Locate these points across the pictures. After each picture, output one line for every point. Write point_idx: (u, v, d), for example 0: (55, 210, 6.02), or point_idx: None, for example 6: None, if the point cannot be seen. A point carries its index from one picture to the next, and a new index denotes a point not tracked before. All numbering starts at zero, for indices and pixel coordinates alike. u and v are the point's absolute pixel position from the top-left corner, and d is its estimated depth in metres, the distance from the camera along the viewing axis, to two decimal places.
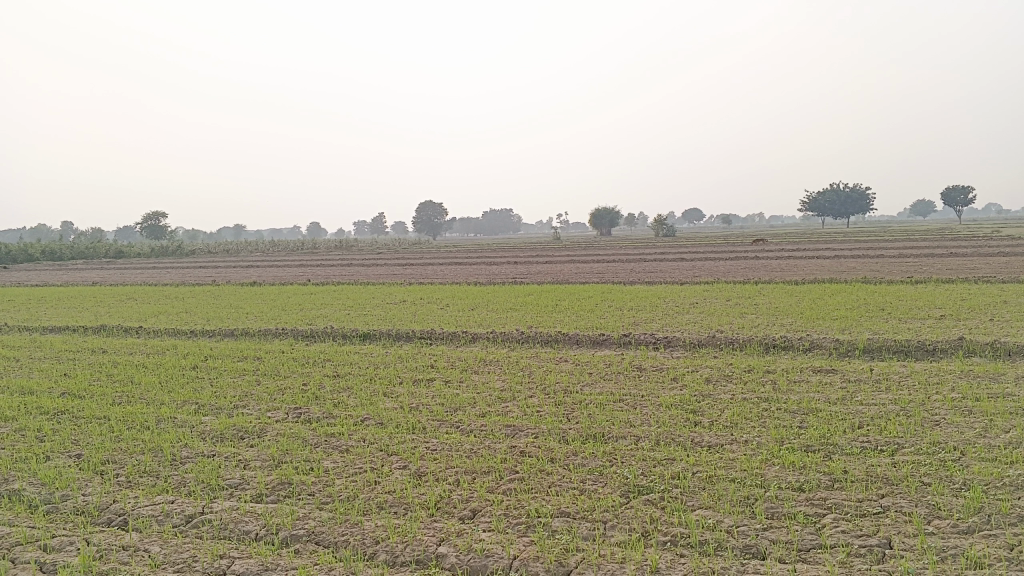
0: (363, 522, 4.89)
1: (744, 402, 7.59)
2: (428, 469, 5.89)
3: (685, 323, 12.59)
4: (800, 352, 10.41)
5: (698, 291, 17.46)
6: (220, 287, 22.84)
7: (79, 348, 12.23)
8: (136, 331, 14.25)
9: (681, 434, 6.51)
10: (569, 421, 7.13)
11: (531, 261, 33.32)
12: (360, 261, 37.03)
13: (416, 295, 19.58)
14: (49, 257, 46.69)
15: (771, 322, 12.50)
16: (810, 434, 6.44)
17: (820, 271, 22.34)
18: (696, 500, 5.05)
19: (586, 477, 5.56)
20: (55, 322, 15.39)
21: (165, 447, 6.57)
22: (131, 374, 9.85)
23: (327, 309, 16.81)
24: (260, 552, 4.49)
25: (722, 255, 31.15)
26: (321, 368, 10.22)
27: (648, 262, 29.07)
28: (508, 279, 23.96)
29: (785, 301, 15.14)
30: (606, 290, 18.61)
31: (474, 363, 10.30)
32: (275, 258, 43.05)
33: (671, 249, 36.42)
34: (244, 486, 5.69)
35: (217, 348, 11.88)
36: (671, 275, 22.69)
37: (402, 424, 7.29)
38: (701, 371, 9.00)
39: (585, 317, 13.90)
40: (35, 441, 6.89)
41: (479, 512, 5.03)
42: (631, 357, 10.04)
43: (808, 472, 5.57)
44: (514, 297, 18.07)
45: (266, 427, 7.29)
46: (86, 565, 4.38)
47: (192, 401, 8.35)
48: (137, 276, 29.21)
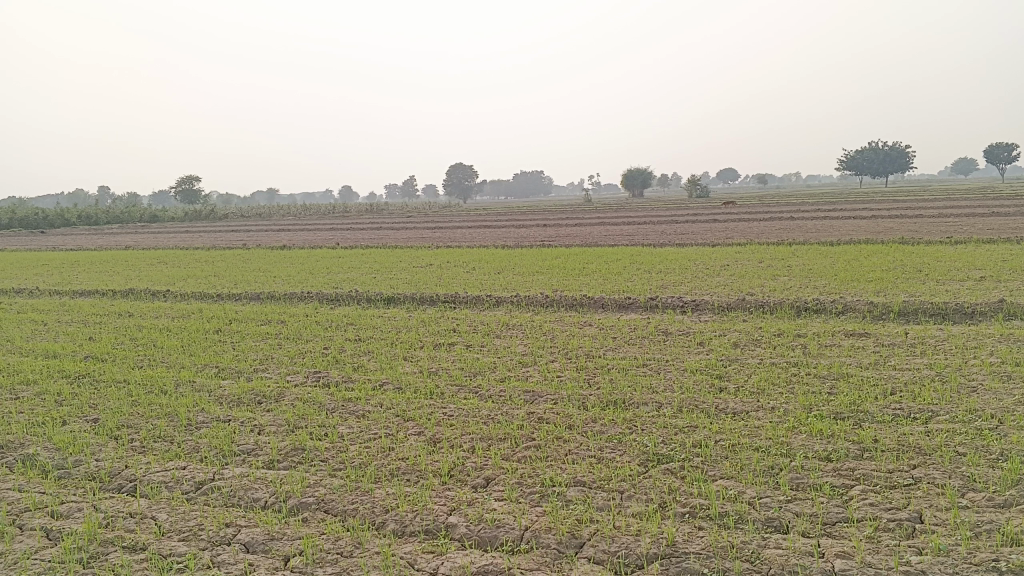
0: (373, 491, 4.78)
1: (772, 367, 7.36)
2: (443, 435, 5.77)
3: (715, 286, 12.30)
4: (833, 315, 10.11)
5: (731, 252, 17.07)
6: (249, 251, 22.92)
7: (106, 311, 12.30)
8: (163, 295, 14.29)
9: (705, 400, 6.31)
10: (589, 386, 6.96)
11: (559, 224, 33.03)
12: (390, 225, 36.94)
13: (442, 258, 19.41)
14: (86, 222, 47.29)
15: (804, 284, 12.15)
16: (840, 401, 6.20)
17: (857, 232, 21.72)
18: (718, 470, 4.86)
19: (605, 444, 5.39)
20: (86, 286, 15.50)
21: (181, 412, 6.52)
22: (154, 338, 9.84)
23: (353, 272, 16.75)
24: (268, 520, 4.41)
25: (757, 216, 30.47)
26: (343, 332, 10.12)
27: (680, 223, 28.58)
28: (537, 242, 23.74)
29: (819, 263, 14.73)
30: (635, 253, 18.34)
31: (496, 327, 10.15)
32: (305, 221, 43.18)
33: (702, 211, 35.76)
34: (257, 452, 5.61)
35: (241, 311, 11.86)
36: (703, 236, 22.26)
37: (420, 390, 7.18)
38: (730, 336, 8.74)
39: (611, 280, 13.65)
40: (54, 405, 6.90)
41: (492, 480, 4.90)
42: (657, 321, 9.82)
43: (836, 441, 5.35)
44: (540, 261, 17.83)
45: (284, 391, 7.22)
46: (92, 532, 4.34)
47: (213, 365, 8.31)
48: (170, 240, 29.52)
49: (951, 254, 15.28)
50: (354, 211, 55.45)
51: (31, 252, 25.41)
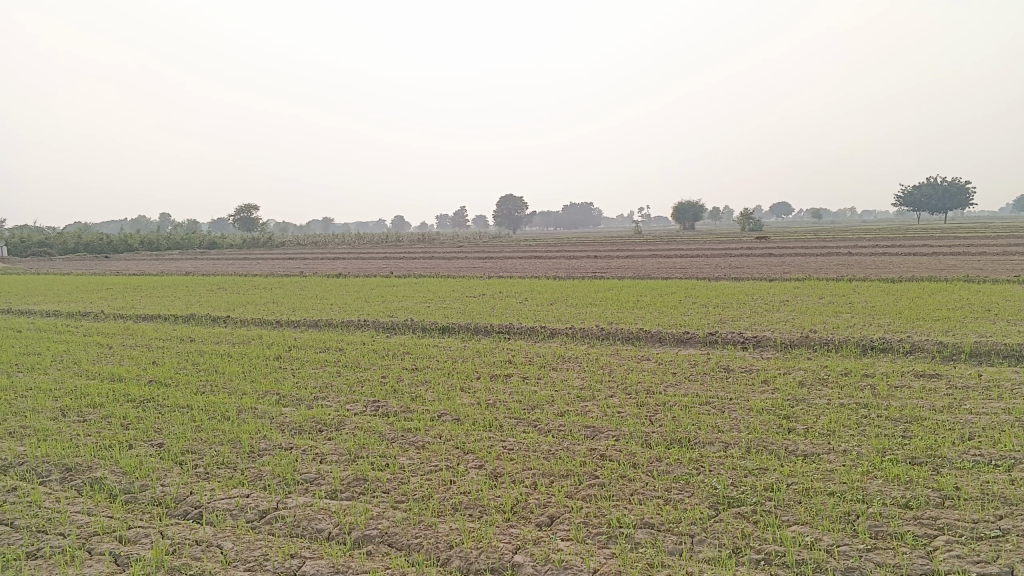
0: (436, 525, 4.72)
1: (841, 408, 7.12)
2: (505, 470, 5.69)
3: (775, 322, 12.04)
4: (900, 355, 9.80)
5: (789, 288, 16.76)
6: (305, 278, 23.26)
7: (168, 336, 12.55)
8: (223, 321, 14.54)
9: (774, 441, 6.13)
10: (651, 423, 6.82)
11: (610, 255, 32.86)
12: (441, 254, 37.21)
13: (495, 289, 19.43)
14: (148, 248, 48.62)
15: (868, 322, 11.83)
16: (915, 445, 5.96)
17: (919, 269, 21.14)
18: (792, 515, 4.69)
19: (671, 485, 5.25)
20: (149, 310, 15.86)
21: (244, 438, 6.55)
22: (216, 363, 9.98)
23: (407, 302, 16.83)
24: (332, 552, 4.38)
25: (812, 251, 29.93)
26: (400, 361, 10.14)
27: (734, 257, 28.22)
28: (589, 273, 23.66)
29: (882, 300, 14.35)
30: (690, 286, 18.13)
31: (552, 359, 10.07)
32: (358, 250, 43.83)
33: (756, 245, 35.28)
34: (319, 481, 5.60)
35: (299, 338, 11.98)
36: (759, 270, 21.91)
37: (479, 422, 7.11)
38: (795, 374, 8.51)
39: (668, 313, 13.48)
40: (120, 429, 7.02)
41: (557, 519, 4.80)
42: (718, 357, 9.63)
43: (914, 487, 5.12)
44: (593, 293, 17.71)
45: (344, 419, 7.22)
46: (159, 559, 4.36)
47: (274, 391, 8.38)
48: (229, 266, 30.12)
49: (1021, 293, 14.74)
50: (406, 240, 56.04)
51: (95, 276, 26.14)
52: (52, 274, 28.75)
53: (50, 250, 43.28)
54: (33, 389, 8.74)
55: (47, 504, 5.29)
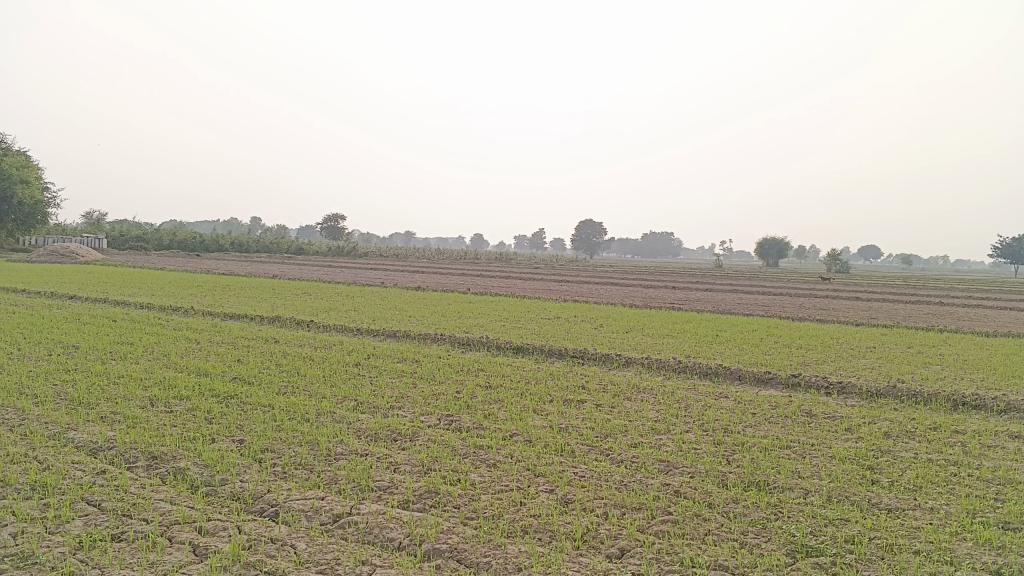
0: (506, 546, 4.72)
1: (929, 463, 6.82)
2: (575, 497, 5.65)
3: (861, 368, 11.65)
4: (994, 414, 9.33)
5: (876, 334, 16.20)
6: (385, 289, 23.67)
7: (253, 335, 12.96)
8: (306, 324, 14.92)
9: (857, 492, 5.91)
10: (727, 463, 6.67)
11: (689, 287, 32.38)
12: (519, 274, 37.40)
13: (571, 313, 19.39)
14: (237, 249, 50.36)
15: (959, 376, 11.32)
16: (1010, 509, 5.65)
17: (1016, 324, 20.13)
18: (874, 571, 4.51)
19: (747, 529, 5.12)
20: (236, 309, 16.40)
21: (321, 441, 6.70)
22: (297, 365, 10.24)
23: (484, 319, 16.94)
24: (402, 563, 4.42)
25: (901, 298, 28.86)
26: (475, 378, 10.21)
27: (819, 298, 27.47)
28: (667, 304, 23.40)
29: (976, 354, 13.72)
30: (772, 324, 17.72)
31: (626, 389, 9.96)
32: (438, 265, 44.43)
33: (842, 288, 34.26)
34: (392, 490, 5.67)
35: (378, 347, 12.19)
36: (844, 313, 21.24)
37: (551, 445, 7.08)
38: (880, 424, 8.21)
39: (747, 351, 13.19)
40: (204, 422, 7.26)
41: (628, 552, 4.73)
42: (799, 400, 9.37)
43: (1007, 554, 4.85)
44: (671, 324, 17.49)
45: (418, 431, 7.30)
46: (235, 553, 4.48)
47: (351, 397, 8.54)
48: (313, 272, 30.96)
49: None
50: (485, 259, 56.50)
51: (188, 273, 27.21)
52: (149, 268, 30.07)
53: (146, 244, 45.28)
54: (125, 376, 9.14)
55: (132, 489, 5.50)
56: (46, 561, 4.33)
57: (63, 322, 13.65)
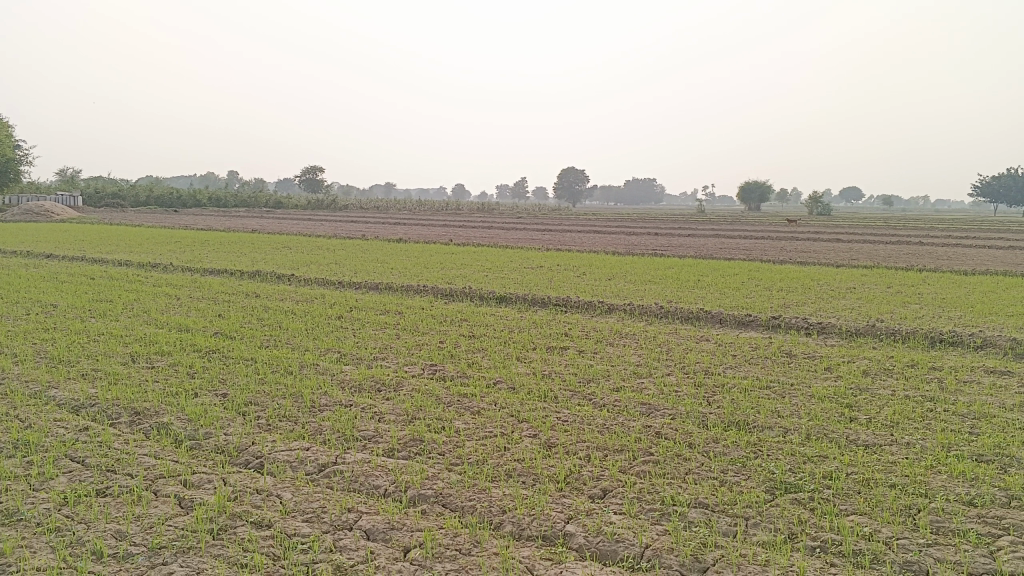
0: (490, 490, 4.77)
1: (906, 400, 6.93)
2: (558, 440, 5.70)
3: (840, 309, 11.76)
4: (970, 350, 9.48)
5: (856, 275, 16.33)
6: (367, 241, 23.54)
7: (233, 290, 12.88)
8: (288, 278, 14.83)
9: (835, 429, 6.01)
10: (708, 404, 6.75)
11: (671, 233, 32.40)
12: (501, 224, 37.27)
13: (554, 261, 19.39)
14: (216, 205, 49.80)
15: (937, 314, 11.46)
16: (984, 442, 5.75)
17: (994, 262, 20.35)
18: (851, 505, 4.60)
19: (727, 467, 5.20)
20: (216, 265, 16.26)
21: (305, 393, 6.70)
22: (279, 319, 10.20)
23: (466, 269, 16.90)
24: (387, 509, 4.47)
25: (882, 239, 29.04)
26: (458, 327, 10.22)
27: (801, 241, 27.57)
28: (649, 250, 23.43)
29: (954, 292, 13.86)
30: (753, 268, 17.81)
31: (609, 334, 10.02)
32: (420, 216, 44.15)
33: (823, 230, 34.41)
34: (376, 439, 5.70)
35: (360, 299, 12.16)
36: (825, 256, 21.37)
37: (534, 392, 7.13)
38: (859, 363, 8.32)
39: (729, 295, 13.26)
40: (187, 377, 7.24)
41: (610, 492, 4.80)
42: (779, 341, 9.47)
43: (980, 485, 4.96)
44: (653, 270, 17.55)
45: (402, 381, 7.32)
46: (221, 505, 4.50)
47: (335, 350, 8.53)
48: (293, 226, 30.68)
49: None
50: (467, 209, 56.21)
51: (167, 229, 26.91)
52: (126, 224, 29.69)
53: (123, 202, 44.66)
54: (106, 334, 9.07)
55: (116, 445, 5.50)
56: (31, 518, 4.34)
57: (41, 281, 13.49)
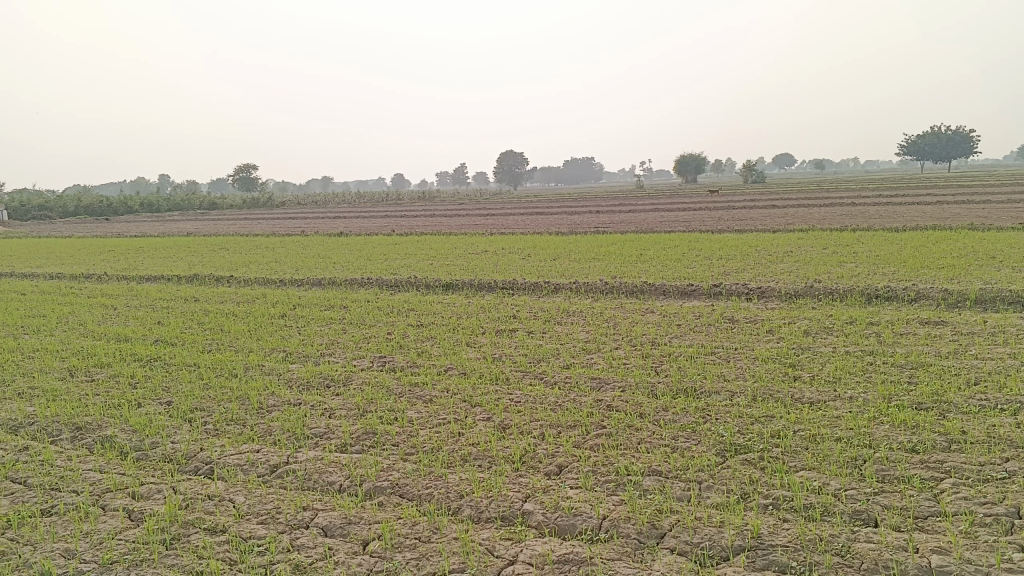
0: (447, 476, 4.77)
1: (847, 356, 7.13)
2: (512, 422, 5.72)
3: (779, 273, 12.01)
4: (905, 303, 9.78)
5: (793, 239, 16.69)
6: (308, 237, 23.20)
7: (172, 296, 12.57)
8: (227, 280, 14.53)
9: (780, 389, 6.15)
10: (657, 373, 6.85)
11: (612, 210, 32.63)
12: (442, 211, 37.00)
13: (498, 245, 19.37)
14: (148, 210, 48.49)
15: (872, 271, 11.78)
16: (922, 390, 5.95)
17: (923, 218, 20.98)
18: (799, 461, 4.72)
19: (679, 434, 5.29)
20: (152, 271, 15.84)
21: (252, 395, 6.59)
22: (221, 322, 9.99)
23: (410, 259, 16.77)
24: (344, 504, 4.43)
25: (816, 202, 29.69)
26: (405, 317, 10.15)
27: (738, 209, 28.05)
28: (592, 228, 23.58)
29: (887, 250, 14.27)
30: (694, 239, 18.06)
31: (557, 313, 10.07)
32: (359, 209, 43.65)
33: (760, 198, 35.04)
34: (329, 435, 5.64)
35: (303, 296, 11.99)
36: (763, 222, 21.79)
37: (486, 376, 7.14)
38: (799, 323, 8.52)
39: (671, 267, 13.44)
40: (128, 387, 7.06)
41: (565, 468, 4.84)
42: (722, 308, 9.64)
43: (921, 432, 5.13)
44: (596, 247, 17.67)
45: (351, 375, 7.25)
46: (172, 514, 4.41)
47: (281, 349, 8.40)
48: (230, 226, 30.00)
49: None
50: (408, 199, 55.74)
51: (98, 239, 26.09)
52: (54, 237, 28.67)
53: (50, 213, 43.14)
54: (40, 350, 8.77)
55: (58, 462, 5.34)
56: None
57: None
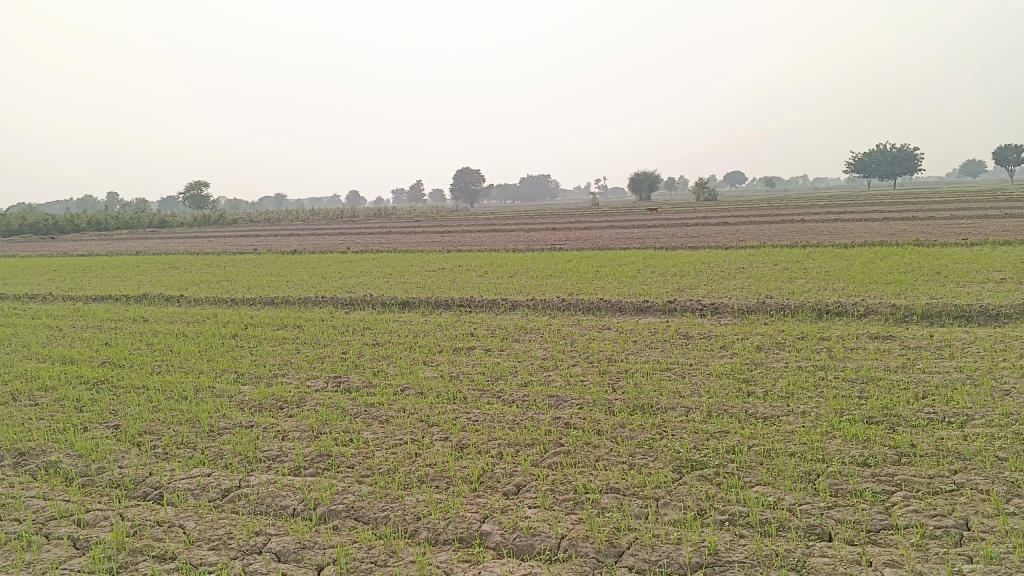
0: (403, 497, 4.71)
1: (799, 370, 7.24)
2: (470, 441, 5.67)
3: (732, 289, 12.18)
4: (854, 318, 9.98)
5: (745, 255, 16.95)
6: (261, 255, 22.89)
7: (120, 316, 12.27)
8: (177, 300, 14.24)
9: (734, 405, 6.21)
10: (614, 390, 6.87)
11: (568, 227, 32.81)
12: (399, 229, 36.77)
13: (454, 262, 19.32)
14: (96, 228, 47.42)
15: (822, 287, 12.01)
16: (872, 404, 6.06)
17: (870, 234, 21.47)
18: (754, 476, 4.77)
19: (636, 451, 5.30)
20: (99, 291, 15.45)
21: (203, 418, 6.44)
22: (170, 343, 9.77)
23: (366, 277, 16.63)
24: (298, 529, 4.34)
25: (768, 219, 30.19)
26: (360, 337, 10.04)
27: (693, 226, 28.39)
28: (548, 245, 23.67)
29: (836, 265, 14.56)
30: (648, 255, 18.23)
31: (514, 331, 10.05)
32: (314, 226, 43.25)
33: (713, 214, 35.54)
34: (282, 458, 5.54)
35: (256, 316, 11.80)
36: (716, 239, 22.09)
37: (443, 395, 7.08)
38: (752, 339, 8.64)
39: (627, 283, 13.54)
40: (74, 411, 6.85)
41: (524, 487, 4.82)
42: (677, 324, 9.74)
43: (872, 445, 5.22)
44: (553, 264, 17.73)
45: (305, 396, 7.13)
46: (120, 542, 4.27)
47: (232, 370, 8.24)
48: (181, 245, 29.38)
49: (967, 256, 15.00)
50: (362, 216, 55.40)
51: (42, 258, 25.38)
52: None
53: None
54: None
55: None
56: None
57: None
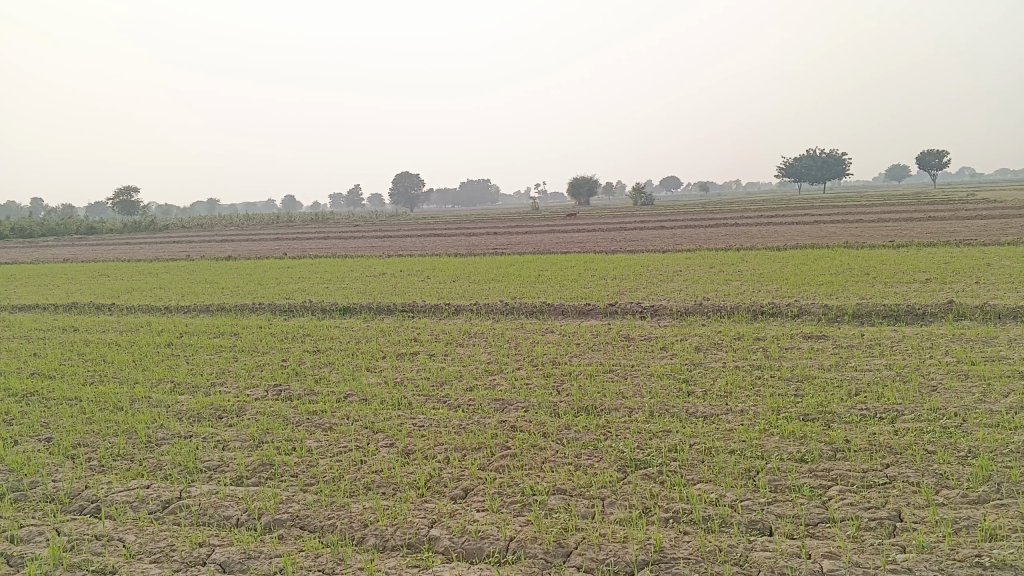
0: (350, 505, 4.67)
1: (737, 370, 7.42)
2: (416, 447, 5.66)
3: (671, 291, 12.39)
4: (789, 319, 10.26)
5: (682, 258, 17.26)
6: (196, 262, 22.37)
7: (48, 326, 11.85)
8: (108, 308, 13.83)
9: (675, 405, 6.33)
10: (558, 393, 6.93)
11: (509, 232, 32.87)
12: (338, 234, 36.31)
13: (395, 268, 19.18)
14: (19, 235, 45.66)
15: (756, 289, 12.31)
16: (807, 402, 6.25)
17: (802, 237, 22.10)
18: (696, 474, 4.87)
19: (581, 452, 5.37)
20: (25, 300, 14.88)
21: (139, 429, 6.28)
22: (103, 353, 9.49)
23: (305, 283, 16.40)
24: (243, 539, 4.28)
25: (703, 222, 30.81)
26: (301, 344, 9.91)
27: (631, 230, 28.79)
28: (490, 250, 23.68)
29: (770, 267, 14.94)
30: (588, 259, 18.41)
31: (458, 336, 10.05)
32: (250, 231, 42.48)
33: (651, 218, 36.09)
34: (223, 468, 5.44)
35: (192, 324, 11.53)
36: (654, 243, 22.43)
37: (387, 401, 7.04)
38: (691, 340, 8.82)
39: (568, 287, 13.65)
40: (2, 425, 6.60)
41: (471, 491, 4.84)
42: (618, 327, 9.86)
43: (809, 442, 5.39)
44: (495, 268, 17.78)
45: (245, 405, 7.01)
46: (56, 557, 4.15)
47: (168, 379, 8.05)
48: (111, 252, 28.49)
49: (893, 257, 15.56)
50: (300, 221, 54.60)
51: None
52: None
53: None
54: None
55: None
56: None
57: None
